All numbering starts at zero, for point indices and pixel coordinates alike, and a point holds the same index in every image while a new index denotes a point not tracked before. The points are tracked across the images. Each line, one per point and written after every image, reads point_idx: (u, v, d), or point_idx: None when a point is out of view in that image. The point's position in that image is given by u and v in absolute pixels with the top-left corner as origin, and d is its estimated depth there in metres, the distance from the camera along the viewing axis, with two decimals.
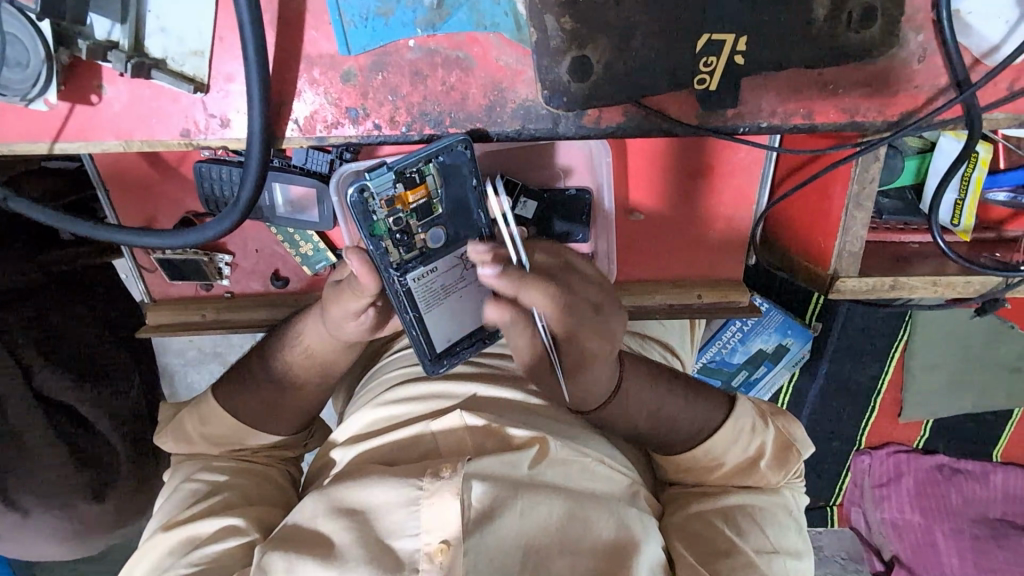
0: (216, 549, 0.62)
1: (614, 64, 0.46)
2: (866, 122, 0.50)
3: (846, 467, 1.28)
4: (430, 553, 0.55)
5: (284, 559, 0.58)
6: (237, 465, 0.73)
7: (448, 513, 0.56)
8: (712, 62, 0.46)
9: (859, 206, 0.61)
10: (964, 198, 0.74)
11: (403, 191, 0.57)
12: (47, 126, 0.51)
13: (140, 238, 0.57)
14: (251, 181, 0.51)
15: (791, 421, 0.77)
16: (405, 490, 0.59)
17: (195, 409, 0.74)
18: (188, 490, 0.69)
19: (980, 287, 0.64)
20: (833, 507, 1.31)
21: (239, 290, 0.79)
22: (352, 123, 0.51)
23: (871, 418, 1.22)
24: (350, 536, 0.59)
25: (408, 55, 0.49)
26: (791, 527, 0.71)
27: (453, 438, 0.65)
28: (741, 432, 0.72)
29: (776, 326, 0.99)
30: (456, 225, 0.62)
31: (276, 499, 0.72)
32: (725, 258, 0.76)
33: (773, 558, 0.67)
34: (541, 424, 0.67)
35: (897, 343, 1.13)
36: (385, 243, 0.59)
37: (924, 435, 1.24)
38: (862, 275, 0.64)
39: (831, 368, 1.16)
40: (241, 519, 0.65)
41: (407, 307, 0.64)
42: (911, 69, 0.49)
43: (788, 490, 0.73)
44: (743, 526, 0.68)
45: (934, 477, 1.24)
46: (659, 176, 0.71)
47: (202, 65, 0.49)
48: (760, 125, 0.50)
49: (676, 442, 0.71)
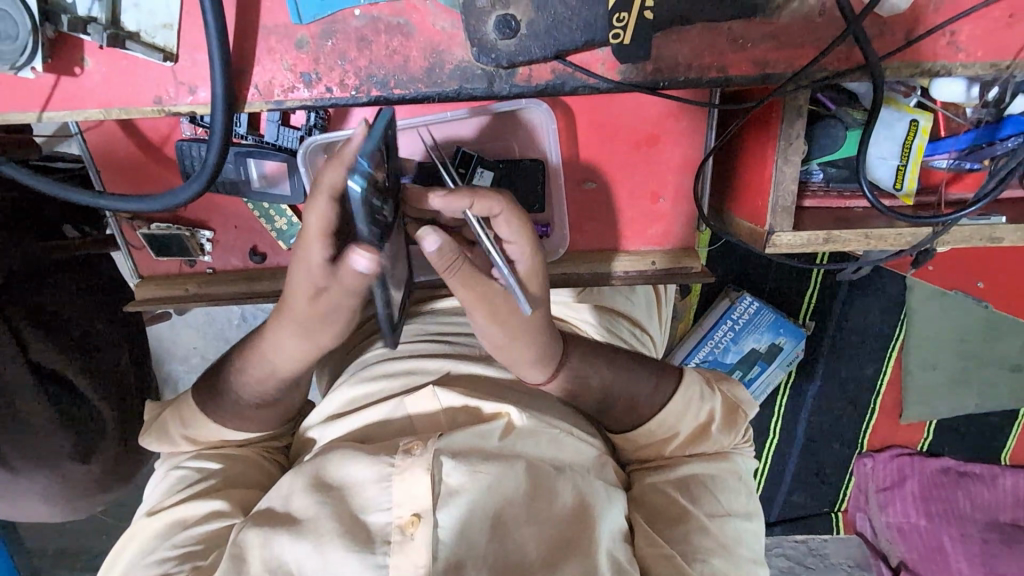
0: (204, 530, 0.67)
1: (536, 22, 0.51)
2: (776, 74, 0.54)
3: (849, 472, 1.36)
4: (402, 525, 0.57)
5: (259, 534, 0.60)
6: (223, 453, 0.75)
7: (416, 489, 0.58)
8: (624, 18, 0.50)
9: (788, 161, 0.65)
10: (906, 163, 0.76)
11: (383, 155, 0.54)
12: (36, 97, 0.57)
13: (122, 204, 0.61)
14: (217, 143, 0.56)
15: (737, 386, 0.78)
16: (378, 467, 0.60)
17: (177, 410, 0.75)
18: (177, 477, 0.72)
19: (910, 239, 0.69)
20: (837, 513, 1.38)
21: (220, 266, 0.85)
22: (306, 87, 0.56)
23: (871, 420, 1.32)
24: (325, 509, 0.60)
25: (354, 22, 0.55)
26: (740, 491, 0.73)
27: (427, 417, 0.69)
28: (692, 401, 0.72)
29: (766, 326, 1.15)
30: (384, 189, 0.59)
31: (262, 483, 0.74)
32: (674, 224, 0.81)
33: (725, 522, 0.70)
34: (505, 397, 0.70)
35: (894, 342, 1.25)
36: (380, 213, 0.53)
37: (925, 438, 1.33)
38: (797, 231, 0.68)
39: (826, 367, 1.28)
40: (225, 502, 0.69)
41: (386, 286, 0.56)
42: (813, 23, 0.53)
43: (737, 454, 0.75)
44: (695, 492, 0.70)
45: (939, 481, 1.31)
46: (607, 146, 0.76)
47: (171, 36, 0.55)
48: (679, 79, 0.54)
49: (627, 411, 0.72)
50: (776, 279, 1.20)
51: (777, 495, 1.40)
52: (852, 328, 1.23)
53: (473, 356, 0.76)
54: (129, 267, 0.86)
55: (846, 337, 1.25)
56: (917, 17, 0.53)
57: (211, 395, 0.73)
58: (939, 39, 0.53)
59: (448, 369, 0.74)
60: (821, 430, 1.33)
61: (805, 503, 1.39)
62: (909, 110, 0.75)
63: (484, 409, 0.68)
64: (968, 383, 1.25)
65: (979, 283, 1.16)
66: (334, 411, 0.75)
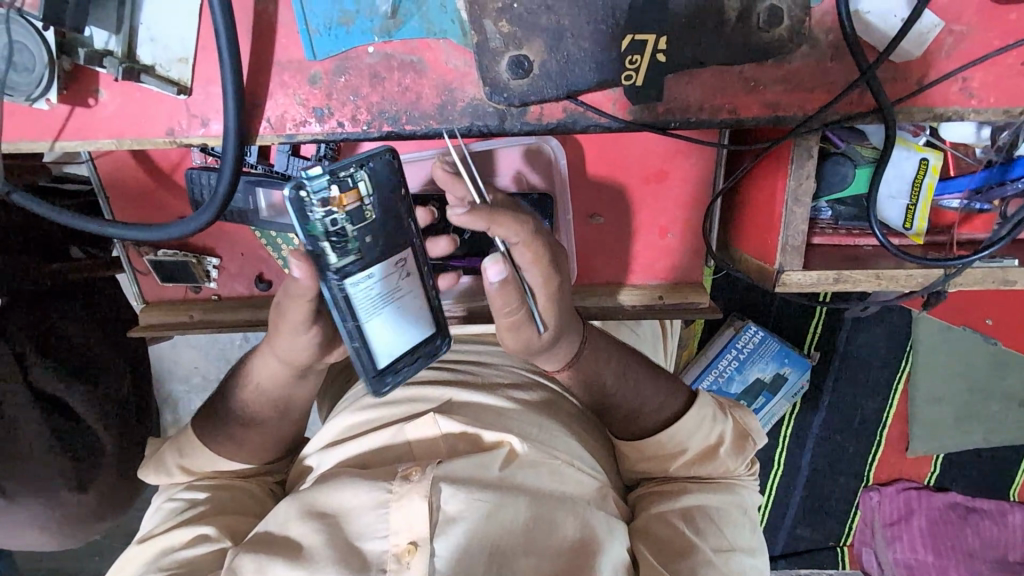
0: (187, 555, 0.65)
1: (547, 63, 0.51)
2: (787, 116, 0.54)
3: (853, 505, 1.34)
4: (399, 553, 0.56)
5: (255, 561, 0.59)
6: (217, 482, 0.73)
7: (413, 515, 0.57)
8: (637, 60, 0.51)
9: (798, 201, 0.65)
10: (916, 203, 0.76)
11: (337, 194, 0.54)
12: (50, 126, 0.57)
13: (125, 232, 0.61)
14: (227, 176, 0.56)
15: (748, 413, 0.79)
16: (375, 492, 0.60)
17: (174, 442, 0.74)
18: (168, 508, 0.71)
19: (922, 280, 0.68)
20: (844, 547, 1.36)
21: (225, 293, 0.84)
22: (318, 121, 0.56)
23: (877, 452, 1.30)
24: (320, 539, 0.59)
25: (368, 59, 0.55)
26: (745, 525, 0.72)
27: (427, 443, 0.67)
28: (704, 420, 0.74)
29: (772, 354, 1.14)
30: (387, 231, 0.58)
31: (253, 510, 0.72)
32: (684, 260, 0.81)
33: (730, 557, 0.69)
34: (508, 427, 0.67)
35: (901, 372, 1.23)
36: (323, 246, 0.54)
37: (932, 470, 1.30)
38: (806, 270, 0.67)
39: (829, 399, 1.26)
40: (213, 527, 0.67)
41: (348, 317, 0.57)
42: (825, 67, 0.53)
43: (743, 487, 0.74)
44: (700, 524, 0.69)
45: (948, 517, 1.28)
46: (620, 182, 0.76)
47: (186, 70, 0.55)
48: (690, 120, 0.54)
49: (627, 421, 0.75)
50: (779, 310, 1.19)
51: (782, 529, 1.37)
52: (854, 359, 1.23)
53: (472, 383, 0.75)
54: (134, 293, 0.86)
55: (854, 370, 1.24)
56: (927, 63, 0.53)
57: (214, 425, 0.74)
58: (951, 85, 0.53)
59: (451, 397, 0.72)
60: (827, 464, 1.31)
61: (811, 537, 1.37)
62: (918, 149, 0.75)
63: (484, 438, 0.66)
64: (979, 420, 1.23)
65: (987, 319, 1.16)
66: (335, 436, 0.74)
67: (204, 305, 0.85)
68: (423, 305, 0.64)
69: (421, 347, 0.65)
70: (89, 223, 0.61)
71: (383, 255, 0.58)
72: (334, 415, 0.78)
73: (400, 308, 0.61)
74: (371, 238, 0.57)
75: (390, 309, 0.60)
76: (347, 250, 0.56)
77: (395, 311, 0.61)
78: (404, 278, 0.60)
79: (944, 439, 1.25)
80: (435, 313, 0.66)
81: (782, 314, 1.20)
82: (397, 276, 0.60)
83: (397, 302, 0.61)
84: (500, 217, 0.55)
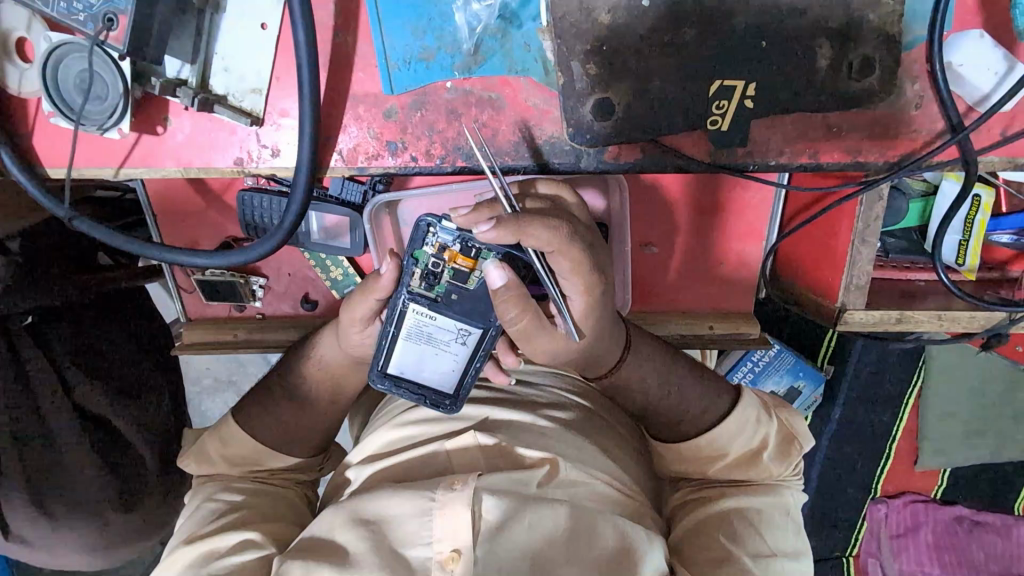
0: (238, 560, 0.61)
1: (633, 105, 0.50)
2: (868, 162, 0.54)
3: (860, 516, 1.23)
4: (443, 561, 0.53)
5: (302, 565, 0.56)
6: (256, 487, 0.71)
7: (456, 524, 0.54)
8: (724, 106, 0.50)
9: (864, 242, 0.64)
10: (969, 239, 0.75)
11: (457, 252, 0.61)
12: (116, 153, 0.56)
13: (182, 257, 0.58)
14: (295, 209, 0.53)
15: (795, 414, 0.74)
16: (416, 500, 0.56)
17: (217, 430, 0.72)
18: (209, 509, 0.67)
19: (984, 322, 0.69)
20: (848, 558, 1.25)
21: (270, 312, 0.85)
22: (391, 155, 0.55)
23: (885, 467, 1.19)
24: (365, 544, 0.55)
25: (446, 95, 0.54)
26: (788, 529, 0.66)
27: (466, 457, 0.63)
28: (747, 422, 0.69)
29: (785, 368, 0.96)
30: (474, 307, 0.63)
31: (293, 518, 0.70)
32: (735, 292, 0.82)
33: (771, 562, 0.63)
34: (552, 442, 0.65)
35: (910, 390, 1.13)
36: (415, 270, 0.62)
37: (941, 484, 1.21)
38: (870, 309, 0.67)
39: (843, 414, 1.15)
40: (259, 533, 0.64)
41: (390, 321, 0.63)
42: (910, 115, 0.53)
43: (787, 490, 0.69)
44: (737, 529, 0.64)
45: (953, 530, 1.19)
46: (675, 215, 0.77)
47: (259, 101, 0.54)
48: (769, 163, 0.54)
49: (664, 424, 0.71)
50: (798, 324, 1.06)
51: None
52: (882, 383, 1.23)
53: (511, 402, 0.71)
54: (177, 310, 0.86)
55: None
56: (1014, 114, 0.53)
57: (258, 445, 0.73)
58: None
59: (488, 415, 0.68)
60: None
61: None
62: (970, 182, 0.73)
63: (524, 456, 0.62)
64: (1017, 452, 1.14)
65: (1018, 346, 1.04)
66: (373, 452, 0.69)
67: (248, 324, 0.85)
68: (456, 370, 0.66)
69: (429, 390, 0.66)
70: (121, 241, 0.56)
71: (456, 315, 0.63)
72: (371, 433, 0.73)
73: (441, 356, 0.65)
74: (456, 297, 0.63)
75: (433, 349, 0.65)
76: (433, 285, 0.63)
77: (434, 354, 0.65)
78: (457, 341, 0.64)
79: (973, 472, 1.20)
80: (461, 382, 0.67)
81: (799, 332, 1.06)
82: (454, 337, 0.64)
83: (444, 351, 0.65)
84: (531, 228, 0.50)
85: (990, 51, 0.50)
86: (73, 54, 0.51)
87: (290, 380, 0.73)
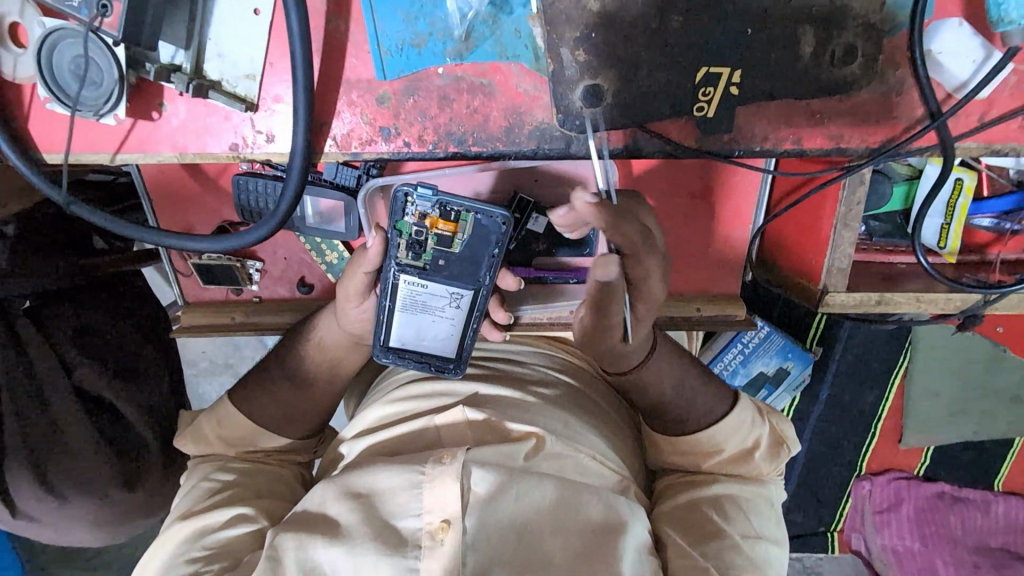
0: (229, 534, 0.63)
1: (620, 93, 0.51)
2: (850, 148, 0.56)
3: (846, 493, 1.27)
4: (432, 531, 0.55)
5: (295, 539, 0.57)
6: (250, 466, 0.72)
7: (446, 497, 0.56)
8: (710, 93, 0.52)
9: (847, 226, 0.66)
10: (950, 222, 0.77)
11: (436, 217, 0.64)
12: (112, 138, 0.56)
13: (176, 242, 0.58)
14: (291, 193, 0.55)
15: (784, 420, 0.75)
16: (408, 474, 0.58)
17: (214, 412, 0.74)
18: (203, 487, 0.69)
19: (961, 304, 0.71)
20: (833, 534, 1.29)
21: (267, 295, 0.87)
22: (384, 141, 0.56)
23: (871, 443, 1.22)
24: (356, 517, 0.58)
25: (438, 81, 0.55)
26: (770, 517, 0.69)
27: (455, 432, 0.64)
28: (742, 424, 0.71)
29: (777, 347, 0.95)
30: (463, 269, 0.67)
31: (287, 496, 0.71)
32: (723, 274, 0.84)
33: (756, 544, 0.65)
34: (541, 419, 0.67)
35: (898, 367, 1.14)
36: (400, 241, 0.64)
37: (923, 458, 1.23)
38: (850, 291, 0.69)
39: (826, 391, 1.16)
40: (251, 508, 0.66)
41: (386, 296, 0.67)
42: (891, 101, 0.54)
43: (772, 483, 0.72)
44: (729, 512, 0.67)
45: (934, 505, 1.23)
46: (666, 198, 0.79)
47: (253, 87, 0.55)
48: (754, 149, 0.56)
49: (667, 422, 0.72)
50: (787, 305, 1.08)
51: None
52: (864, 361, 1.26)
53: (499, 377, 0.72)
54: (176, 293, 0.88)
55: None
56: (990, 100, 0.54)
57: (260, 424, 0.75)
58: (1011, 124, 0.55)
59: (477, 390, 0.69)
60: None
61: None
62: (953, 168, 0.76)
63: (511, 429, 0.64)
64: (997, 428, 1.17)
65: (998, 327, 1.09)
66: (366, 426, 0.71)
67: (245, 307, 0.87)
68: (453, 333, 0.71)
69: (432, 357, 0.72)
70: (121, 226, 0.57)
71: (445, 279, 0.67)
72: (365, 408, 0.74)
73: (436, 322, 0.70)
74: (443, 262, 0.67)
75: (427, 316, 0.70)
76: (418, 252, 0.66)
77: (430, 321, 0.70)
78: (450, 305, 0.69)
79: (957, 449, 1.22)
80: (461, 344, 0.72)
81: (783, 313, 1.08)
82: (446, 302, 0.69)
83: (437, 315, 0.70)
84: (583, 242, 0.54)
85: (971, 40, 0.52)
86: (67, 39, 0.51)
87: (286, 362, 0.74)
